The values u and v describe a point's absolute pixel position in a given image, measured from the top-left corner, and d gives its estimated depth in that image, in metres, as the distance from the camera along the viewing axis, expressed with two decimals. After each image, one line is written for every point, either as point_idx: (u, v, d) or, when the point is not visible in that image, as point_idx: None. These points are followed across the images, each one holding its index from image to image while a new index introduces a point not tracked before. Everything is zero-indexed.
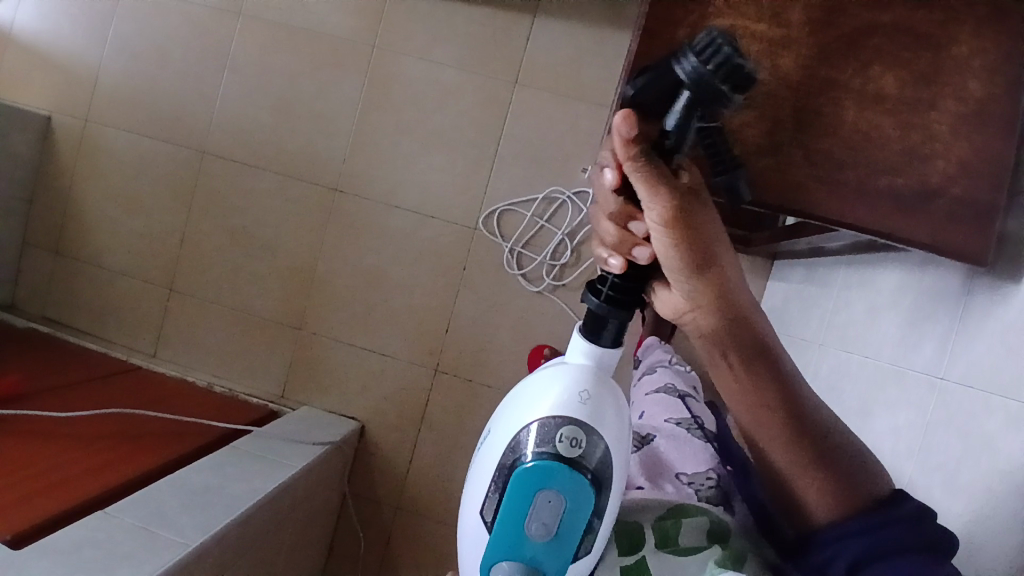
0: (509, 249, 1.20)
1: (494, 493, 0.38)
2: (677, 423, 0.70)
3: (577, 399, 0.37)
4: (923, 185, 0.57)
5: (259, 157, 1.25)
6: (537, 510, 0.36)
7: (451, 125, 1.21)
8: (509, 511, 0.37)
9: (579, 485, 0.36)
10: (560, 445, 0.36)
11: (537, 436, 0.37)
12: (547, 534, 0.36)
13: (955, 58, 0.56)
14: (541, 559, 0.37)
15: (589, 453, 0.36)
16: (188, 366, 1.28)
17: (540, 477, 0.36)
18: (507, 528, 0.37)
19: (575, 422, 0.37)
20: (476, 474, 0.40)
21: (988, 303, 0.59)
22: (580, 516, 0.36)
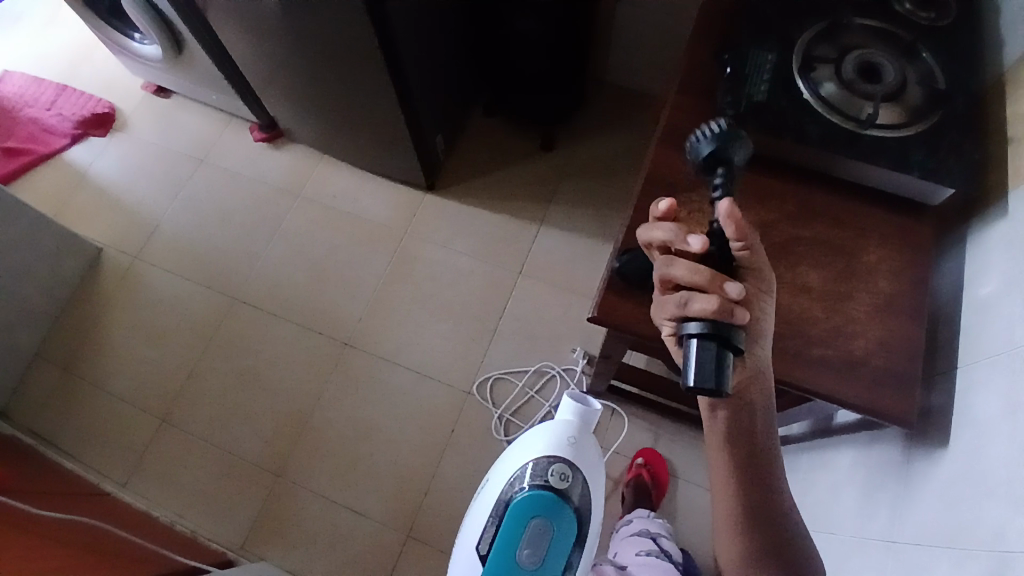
0: (498, 415, 1.27)
1: (504, 517, 0.65)
2: (648, 553, 0.77)
3: (564, 446, 0.68)
4: (850, 356, 0.70)
5: (285, 308, 1.40)
6: (532, 531, 0.63)
7: (459, 301, 1.38)
8: (510, 529, 0.63)
9: (561, 508, 0.64)
10: (551, 479, 0.66)
11: (534, 473, 0.66)
12: (537, 550, 0.62)
13: (865, 263, 0.74)
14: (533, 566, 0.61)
15: (570, 484, 0.66)
16: (154, 501, 1.24)
17: (534, 504, 0.64)
18: (510, 540, 0.63)
19: (562, 461, 0.67)
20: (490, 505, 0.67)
21: (926, 466, 0.67)
22: (558, 533, 0.63)
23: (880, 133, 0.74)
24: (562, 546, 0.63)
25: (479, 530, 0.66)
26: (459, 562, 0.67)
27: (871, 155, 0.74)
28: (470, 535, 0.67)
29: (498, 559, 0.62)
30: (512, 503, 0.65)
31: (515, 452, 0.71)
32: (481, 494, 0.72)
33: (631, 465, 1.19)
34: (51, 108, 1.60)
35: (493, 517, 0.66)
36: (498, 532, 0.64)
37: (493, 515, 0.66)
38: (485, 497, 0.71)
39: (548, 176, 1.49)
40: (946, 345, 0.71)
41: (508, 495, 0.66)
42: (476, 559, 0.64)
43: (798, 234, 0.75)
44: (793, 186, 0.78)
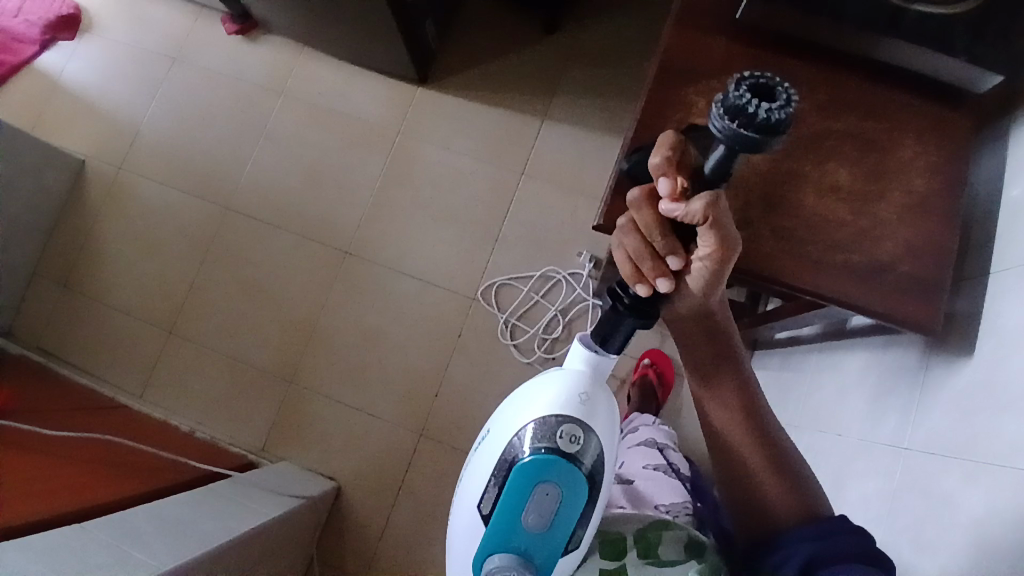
0: (504, 320, 1.26)
1: (500, 485, 0.52)
2: (655, 468, 0.79)
3: (575, 401, 0.52)
4: (876, 262, 0.65)
5: (281, 217, 1.35)
6: (537, 501, 0.51)
7: (460, 204, 1.32)
8: (510, 500, 0.51)
9: (572, 476, 0.51)
10: (559, 441, 0.51)
11: (536, 434, 0.52)
12: (542, 520, 0.51)
13: (900, 159, 0.68)
14: (536, 541, 0.51)
15: (582, 448, 0.51)
16: (172, 411, 1.28)
17: (539, 472, 0.50)
18: (509, 513, 0.51)
19: (573, 421, 0.51)
20: (483, 470, 0.54)
21: (943, 372, 0.66)
22: (568, 502, 0.51)
23: (928, 8, 0.64)
24: (572, 516, 0.51)
25: (470, 495, 0.54)
26: (453, 528, 0.57)
27: (918, 35, 0.65)
28: (462, 497, 0.56)
29: (495, 535, 0.51)
30: (511, 471, 0.51)
31: (511, 403, 0.55)
32: (479, 448, 0.57)
33: (638, 365, 1.20)
34: (18, 15, 1.44)
35: (487, 485, 0.53)
36: (495, 502, 0.52)
37: (487, 482, 0.53)
38: (486, 455, 0.55)
39: (551, 63, 1.36)
40: (979, 247, 0.66)
41: (506, 457, 0.52)
42: (470, 532, 0.53)
43: (829, 128, 0.68)
44: (827, 71, 0.69)
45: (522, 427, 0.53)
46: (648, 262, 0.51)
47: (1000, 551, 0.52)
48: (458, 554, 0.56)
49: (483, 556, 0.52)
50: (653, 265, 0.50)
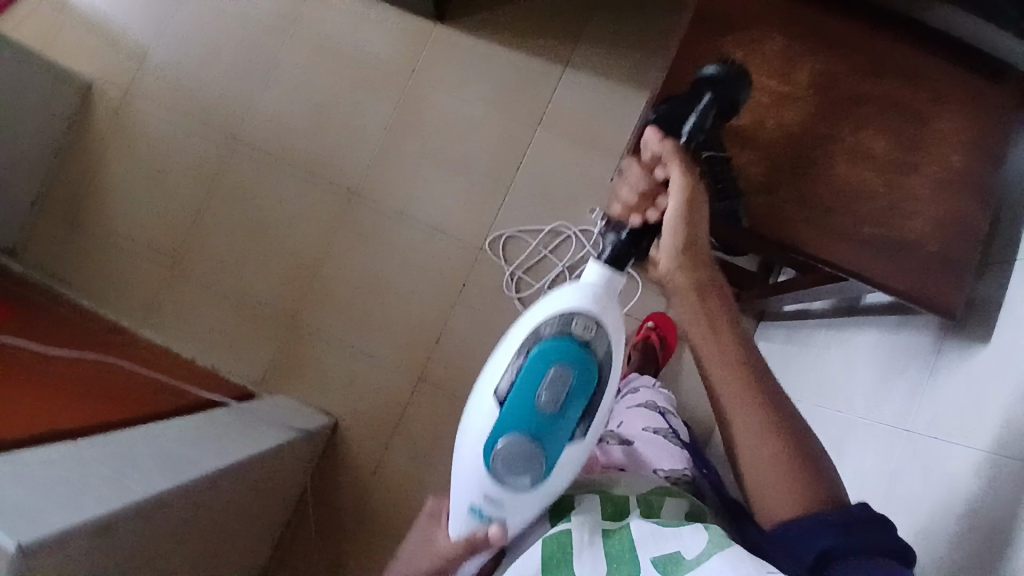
0: (510, 272, 1.25)
1: (514, 369, 0.56)
2: (654, 432, 0.78)
3: (589, 301, 0.57)
4: (902, 238, 0.63)
5: (288, 151, 1.31)
6: (551, 386, 0.55)
7: (473, 151, 1.28)
8: (525, 384, 0.55)
9: (585, 361, 0.55)
10: (572, 331, 0.56)
11: (551, 326, 0.56)
12: (555, 401, 0.55)
13: (937, 132, 0.64)
14: (546, 421, 0.55)
15: (592, 339, 0.56)
16: (174, 338, 1.29)
17: (553, 357, 0.55)
18: (523, 394, 0.55)
19: (586, 317, 0.56)
20: (498, 364, 0.58)
21: (955, 358, 0.65)
22: (579, 385, 0.55)
23: None
24: (581, 401, 0.55)
25: (485, 382, 0.59)
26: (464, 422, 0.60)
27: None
28: (476, 388, 0.59)
29: (508, 418, 0.55)
30: (529, 357, 0.56)
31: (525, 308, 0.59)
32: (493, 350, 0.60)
33: (640, 327, 1.18)
34: None
35: (502, 370, 0.57)
36: (510, 387, 0.56)
37: (504, 371, 0.57)
38: (501, 352, 0.59)
39: (578, 8, 1.29)
40: (1010, 229, 0.63)
41: (522, 349, 0.57)
42: (481, 417, 0.57)
43: (867, 93, 0.64)
44: (872, 32, 0.65)
45: (539, 320, 0.57)
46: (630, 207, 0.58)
47: (997, 540, 0.54)
48: (465, 445, 0.59)
49: (496, 438, 0.56)
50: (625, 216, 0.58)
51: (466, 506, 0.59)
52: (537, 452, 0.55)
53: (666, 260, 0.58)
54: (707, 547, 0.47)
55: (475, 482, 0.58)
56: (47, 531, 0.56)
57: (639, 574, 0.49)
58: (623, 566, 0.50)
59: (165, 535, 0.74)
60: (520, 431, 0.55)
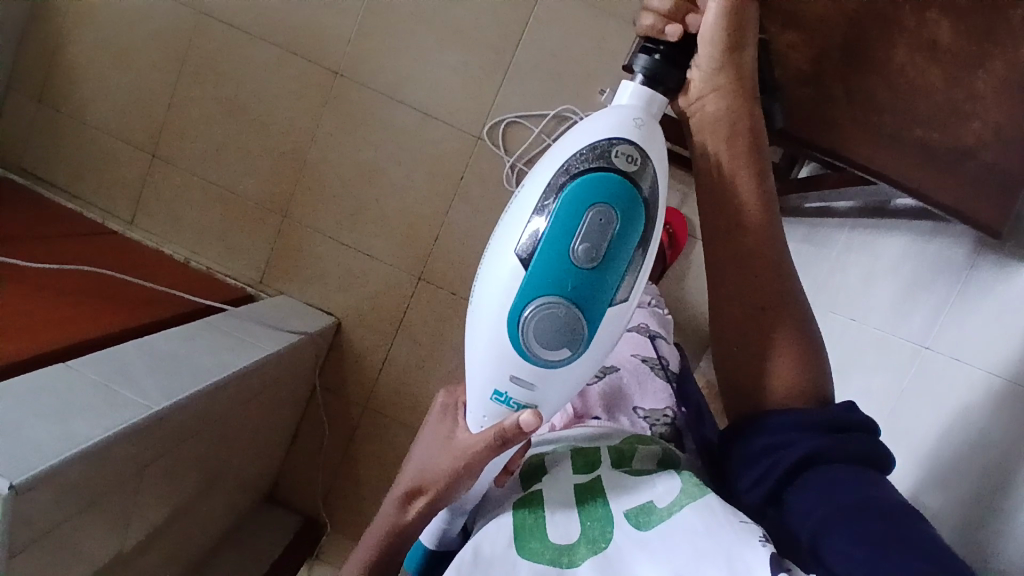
0: (511, 164, 1.16)
1: (539, 222, 0.44)
2: (642, 361, 0.76)
3: (630, 126, 0.45)
4: (956, 144, 0.54)
5: (260, 25, 1.15)
6: (588, 231, 0.43)
7: (469, 22, 1.12)
8: (553, 232, 0.43)
9: (631, 200, 0.43)
10: (616, 160, 0.44)
11: (583, 157, 0.44)
12: (594, 251, 0.43)
13: (1011, 20, 0.54)
14: (583, 281, 0.43)
15: (640, 171, 0.44)
16: (164, 239, 1.25)
17: (591, 194, 0.43)
18: (554, 245, 0.43)
19: (630, 144, 0.44)
20: (514, 218, 0.45)
21: (990, 276, 0.60)
22: (623, 235, 0.43)
23: None
24: (626, 256, 0.44)
25: (498, 244, 0.46)
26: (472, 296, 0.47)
27: None
28: (486, 255, 0.47)
29: (535, 278, 0.43)
30: (558, 199, 0.43)
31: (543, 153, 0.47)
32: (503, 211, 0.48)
33: None
34: None
35: (525, 221, 0.44)
36: (534, 241, 0.44)
37: (524, 223, 0.44)
38: (515, 206, 0.46)
39: None
40: None
41: (547, 193, 0.44)
42: (499, 282, 0.45)
43: None
44: None
45: (565, 159, 0.44)
46: (657, 23, 0.49)
47: (1003, 471, 0.54)
48: (479, 319, 0.46)
49: (520, 305, 0.44)
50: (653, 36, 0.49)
51: (487, 396, 0.47)
52: (575, 318, 0.44)
53: (700, 82, 0.51)
54: (679, 497, 0.46)
55: (498, 367, 0.46)
56: (39, 466, 0.56)
57: (612, 526, 0.47)
58: (594, 524, 0.47)
59: (169, 443, 0.76)
60: (551, 294, 0.43)
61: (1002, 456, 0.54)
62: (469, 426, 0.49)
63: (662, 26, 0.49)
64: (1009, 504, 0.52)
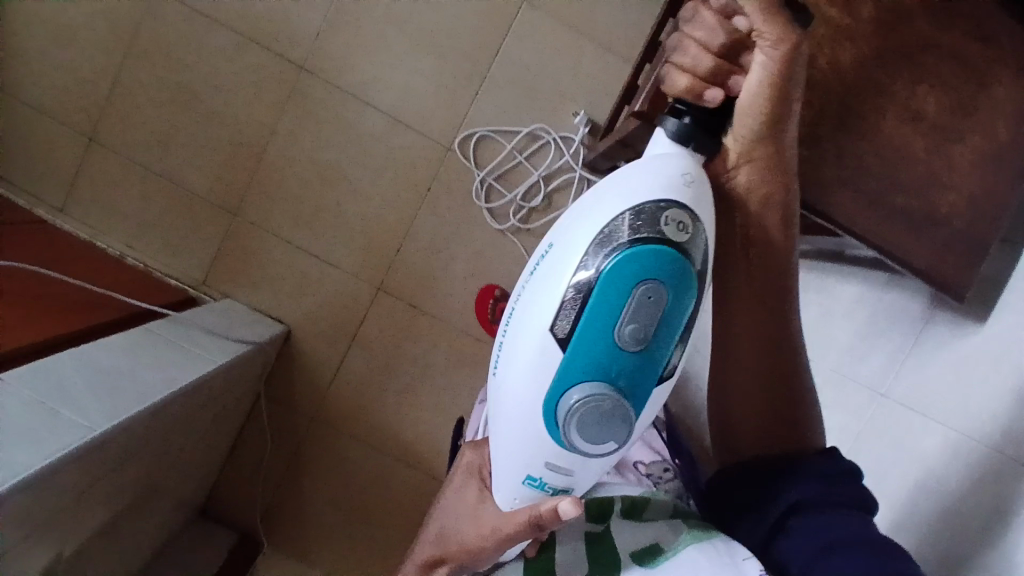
0: (481, 178, 1.13)
1: (582, 303, 0.44)
2: None
3: (680, 184, 0.44)
4: (932, 213, 0.57)
5: (219, 9, 1.07)
6: (636, 310, 0.43)
7: (445, 31, 1.09)
8: (598, 311, 0.43)
9: (681, 271, 0.43)
10: (666, 227, 0.43)
11: (630, 225, 0.43)
12: (644, 332, 0.43)
13: (992, 98, 0.57)
14: (632, 360, 0.44)
15: (691, 239, 0.44)
16: (98, 231, 1.15)
17: (638, 272, 0.43)
18: (598, 327, 0.43)
19: (680, 207, 0.44)
20: (554, 287, 0.45)
21: (945, 334, 0.67)
22: (673, 310, 0.44)
23: None
24: (675, 331, 0.44)
25: (536, 311, 0.46)
26: (510, 365, 0.48)
27: None
28: (522, 322, 0.47)
29: (579, 359, 0.44)
30: (603, 275, 0.43)
31: (580, 206, 0.46)
32: (538, 268, 0.47)
33: None
34: None
35: (565, 294, 0.44)
36: (577, 320, 0.44)
37: (564, 300, 0.44)
38: (553, 270, 0.46)
39: None
40: None
41: (590, 266, 0.44)
42: (539, 355, 0.45)
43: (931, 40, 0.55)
44: None
45: (607, 228, 0.44)
46: (691, 84, 0.46)
47: (962, 516, 0.60)
48: (516, 389, 0.47)
49: (562, 388, 0.45)
50: (688, 97, 0.46)
51: (522, 479, 0.49)
52: (619, 404, 0.44)
53: (737, 151, 0.48)
54: (685, 540, 0.52)
55: (541, 445, 0.47)
56: None
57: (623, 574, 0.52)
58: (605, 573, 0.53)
59: (103, 467, 0.68)
60: (598, 375, 0.44)
61: (972, 506, 0.60)
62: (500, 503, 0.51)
63: (702, 85, 0.46)
64: (971, 547, 0.59)
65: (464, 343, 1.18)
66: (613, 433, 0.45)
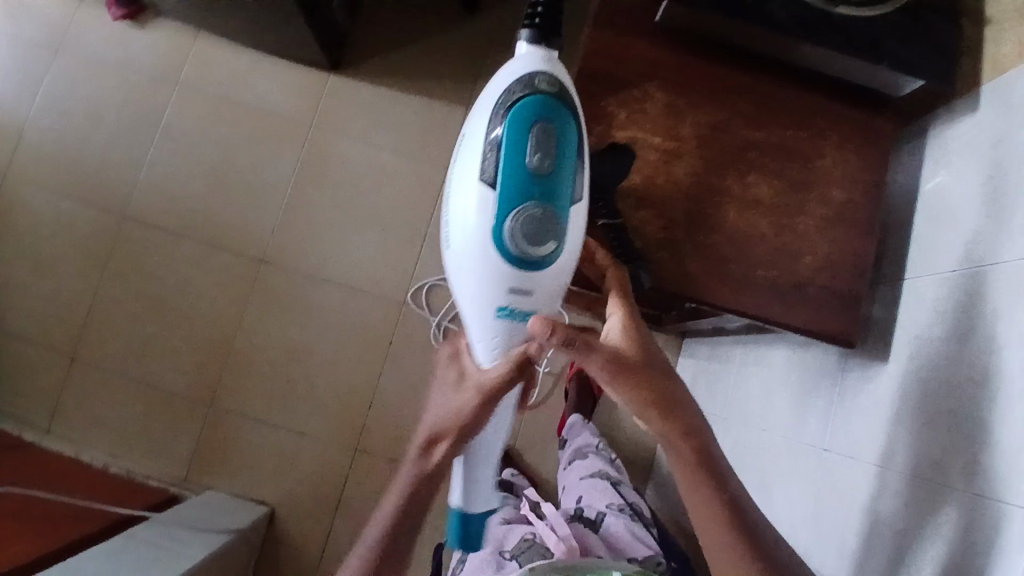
0: (436, 324, 1.21)
1: (498, 148, 0.54)
2: (619, 509, 0.94)
3: (537, 61, 0.56)
4: (796, 277, 0.64)
5: (185, 224, 1.21)
6: (535, 150, 0.54)
7: (385, 205, 1.23)
8: (509, 190, 0.54)
9: (558, 110, 0.54)
10: (539, 87, 0.54)
11: (508, 110, 0.55)
12: (547, 154, 0.54)
13: (820, 171, 0.66)
14: (544, 183, 0.54)
15: (560, 87, 0.55)
16: (83, 444, 1.19)
17: (530, 152, 0.53)
18: (512, 156, 0.54)
19: (545, 72, 0.55)
20: (472, 160, 0.56)
21: (860, 378, 0.69)
22: (564, 134, 0.54)
23: (851, 11, 0.61)
24: (570, 158, 0.55)
25: (465, 188, 0.56)
26: (456, 229, 0.57)
27: (841, 42, 0.60)
28: (456, 188, 0.57)
29: (504, 200, 0.54)
30: (506, 171, 0.54)
31: (473, 124, 0.58)
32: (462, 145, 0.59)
33: (574, 362, 1.21)
34: None
35: (482, 157, 0.55)
36: (495, 171, 0.54)
37: (482, 162, 0.55)
38: (468, 159, 0.57)
39: (477, 46, 1.25)
40: (901, 254, 0.68)
41: (492, 164, 0.54)
42: (473, 228, 0.55)
43: (750, 140, 0.65)
44: (746, 80, 0.66)
45: (502, 96, 0.55)
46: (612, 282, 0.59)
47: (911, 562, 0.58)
48: (464, 266, 0.57)
49: (495, 218, 0.54)
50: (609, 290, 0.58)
51: (495, 314, 0.56)
52: (546, 215, 0.54)
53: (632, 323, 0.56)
54: None
55: (496, 269, 0.55)
56: None
57: None
58: None
59: None
60: (521, 206, 0.54)
61: (918, 544, 0.57)
62: (479, 364, 0.58)
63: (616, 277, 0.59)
64: None
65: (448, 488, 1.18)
66: (552, 230, 0.54)
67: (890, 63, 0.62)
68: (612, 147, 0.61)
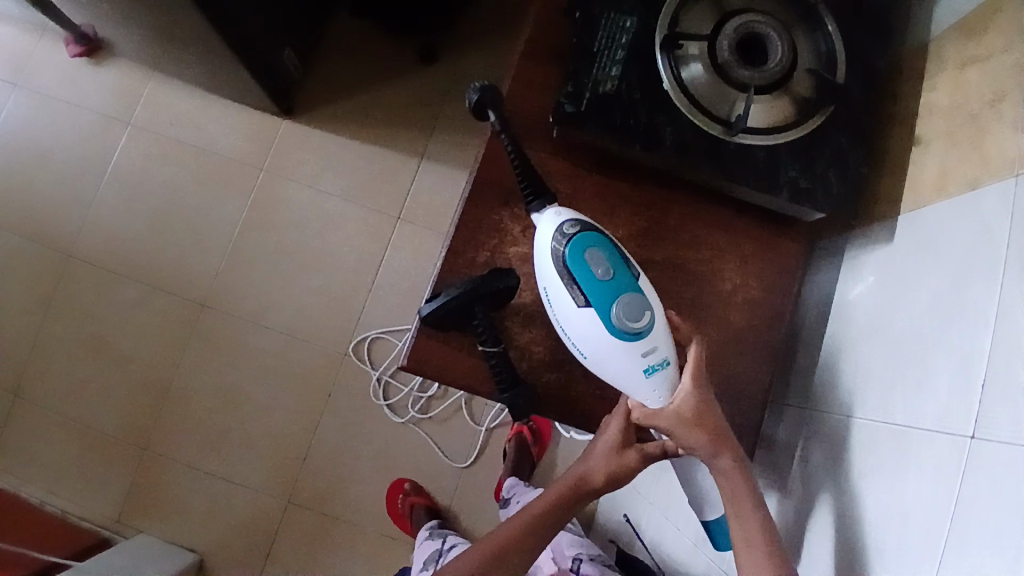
0: (376, 377, 1.20)
1: (573, 280, 0.53)
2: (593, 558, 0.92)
3: (552, 214, 0.56)
4: None
5: (128, 267, 1.22)
6: (595, 262, 0.52)
7: (330, 253, 1.22)
8: (595, 296, 0.52)
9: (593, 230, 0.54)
10: (567, 229, 0.54)
11: (557, 253, 0.54)
12: (602, 258, 0.53)
13: (719, 293, 0.64)
14: (620, 280, 0.52)
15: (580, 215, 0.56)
16: (22, 481, 1.17)
17: (586, 263, 0.52)
18: (586, 279, 0.52)
19: (563, 212, 0.56)
20: (560, 300, 0.54)
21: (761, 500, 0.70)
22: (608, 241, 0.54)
23: (749, 139, 0.58)
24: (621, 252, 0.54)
25: (568, 324, 0.54)
26: (594, 360, 0.54)
27: (737, 170, 0.58)
28: (567, 332, 0.55)
29: (607, 304, 0.52)
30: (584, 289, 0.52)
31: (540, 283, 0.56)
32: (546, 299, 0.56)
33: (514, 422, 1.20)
34: None
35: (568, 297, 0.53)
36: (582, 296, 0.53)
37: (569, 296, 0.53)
38: (556, 305, 0.55)
39: (429, 98, 1.25)
40: (806, 377, 0.66)
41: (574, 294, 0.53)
42: (603, 345, 0.52)
43: (647, 259, 0.63)
44: (647, 197, 0.64)
45: (550, 244, 0.54)
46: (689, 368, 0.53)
47: None
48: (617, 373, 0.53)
49: (615, 321, 0.52)
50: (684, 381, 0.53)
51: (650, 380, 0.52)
52: (639, 297, 0.52)
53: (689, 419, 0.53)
54: None
55: (637, 360, 0.52)
56: None
57: None
58: None
59: None
60: (625, 299, 0.52)
61: None
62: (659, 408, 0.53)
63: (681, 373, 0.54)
64: None
65: (380, 544, 1.17)
66: (651, 307, 0.52)
67: (792, 192, 0.58)
68: (495, 271, 0.60)
